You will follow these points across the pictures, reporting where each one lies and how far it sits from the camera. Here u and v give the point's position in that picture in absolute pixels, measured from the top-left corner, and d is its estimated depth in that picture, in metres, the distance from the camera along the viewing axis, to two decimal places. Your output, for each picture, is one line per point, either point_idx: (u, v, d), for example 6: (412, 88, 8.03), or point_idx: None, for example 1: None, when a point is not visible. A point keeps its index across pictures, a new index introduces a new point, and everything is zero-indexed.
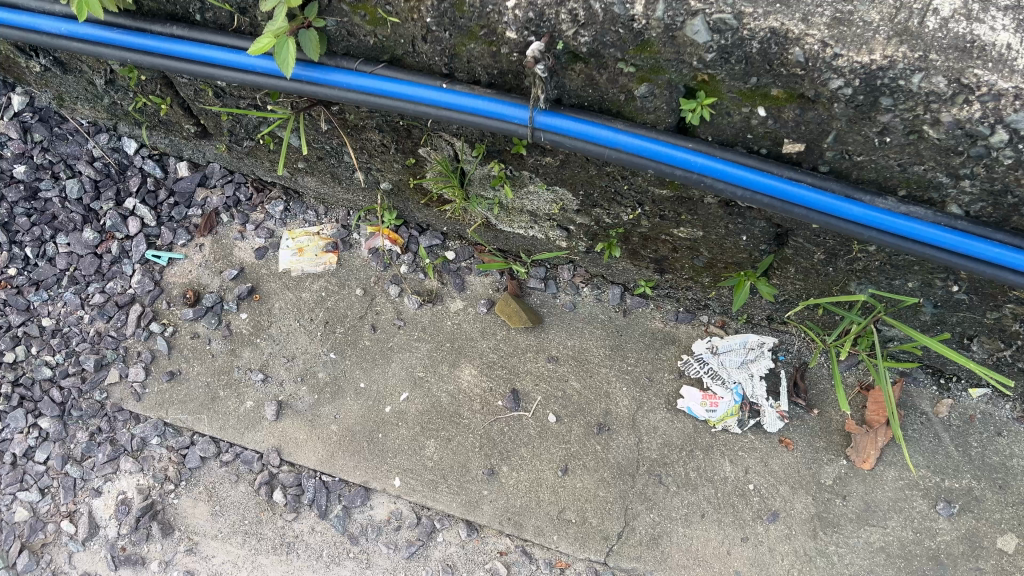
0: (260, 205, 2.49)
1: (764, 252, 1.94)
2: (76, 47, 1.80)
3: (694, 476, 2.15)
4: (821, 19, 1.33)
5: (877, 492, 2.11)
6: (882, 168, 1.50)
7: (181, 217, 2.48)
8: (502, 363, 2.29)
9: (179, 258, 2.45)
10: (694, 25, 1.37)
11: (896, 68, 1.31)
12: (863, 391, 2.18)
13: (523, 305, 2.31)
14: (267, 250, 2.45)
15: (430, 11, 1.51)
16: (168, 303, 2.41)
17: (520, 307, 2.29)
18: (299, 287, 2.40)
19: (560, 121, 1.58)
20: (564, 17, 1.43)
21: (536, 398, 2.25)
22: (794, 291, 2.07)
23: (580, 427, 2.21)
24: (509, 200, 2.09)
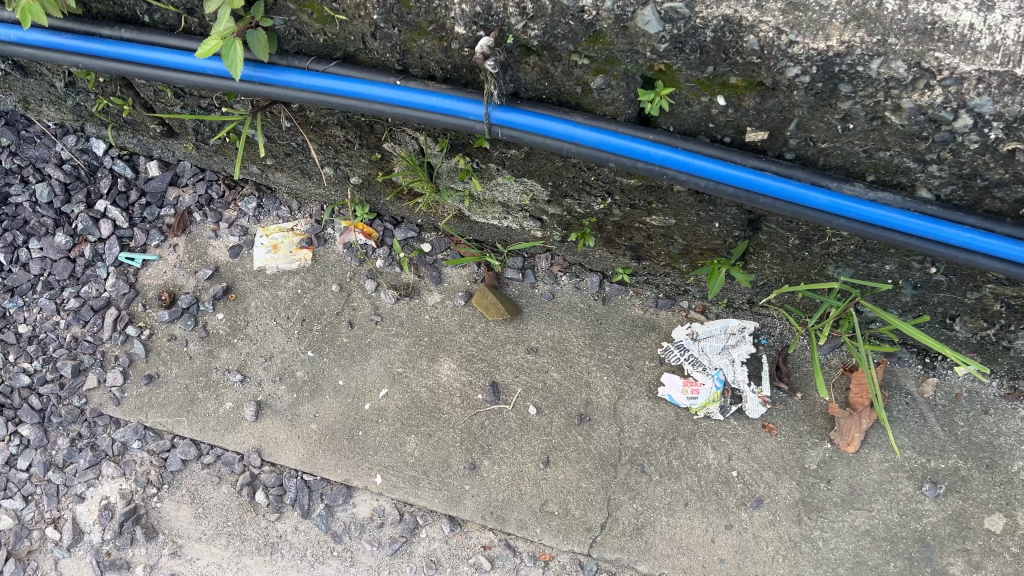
0: (232, 202, 2.46)
1: (739, 238, 1.90)
2: (24, 52, 1.75)
3: (677, 464, 2.13)
4: (775, 5, 1.29)
5: (862, 476, 2.09)
6: (848, 154, 1.46)
7: (154, 217, 2.46)
8: (481, 355, 2.26)
9: (153, 259, 2.43)
10: (645, 15, 1.33)
11: (853, 54, 1.27)
12: (847, 372, 2.15)
13: (500, 297, 2.27)
14: (242, 249, 2.41)
15: (377, 8, 1.46)
16: (144, 305, 2.39)
17: (497, 298, 2.26)
18: (275, 285, 2.37)
19: (517, 117, 1.53)
20: (512, 10, 1.38)
21: (516, 390, 2.22)
22: (773, 276, 2.03)
23: (561, 418, 2.19)
24: (479, 192, 2.05)
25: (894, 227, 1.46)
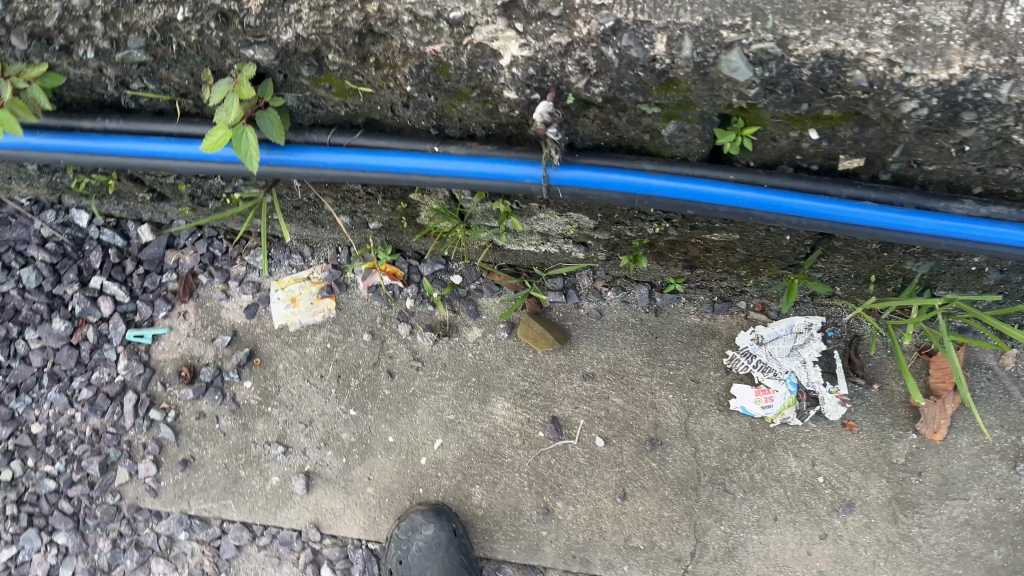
0: (238, 257, 2.23)
1: (810, 246, 1.75)
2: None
3: (760, 478, 2.03)
4: (882, 32, 1.11)
5: (954, 464, 1.98)
6: (957, 171, 1.31)
7: (156, 286, 2.24)
8: (536, 390, 2.11)
9: (164, 332, 2.22)
10: (731, 61, 1.14)
11: (979, 80, 1.10)
12: (922, 355, 2.01)
13: (546, 322, 2.11)
14: (258, 306, 2.22)
15: (410, 78, 1.27)
16: (163, 383, 2.20)
17: (544, 327, 2.10)
18: (301, 342, 2.20)
19: (581, 172, 1.35)
20: (572, 68, 1.20)
21: (579, 422, 2.09)
22: (842, 273, 1.89)
23: (631, 446, 2.06)
24: (517, 226, 1.86)
25: (1012, 245, 1.31)
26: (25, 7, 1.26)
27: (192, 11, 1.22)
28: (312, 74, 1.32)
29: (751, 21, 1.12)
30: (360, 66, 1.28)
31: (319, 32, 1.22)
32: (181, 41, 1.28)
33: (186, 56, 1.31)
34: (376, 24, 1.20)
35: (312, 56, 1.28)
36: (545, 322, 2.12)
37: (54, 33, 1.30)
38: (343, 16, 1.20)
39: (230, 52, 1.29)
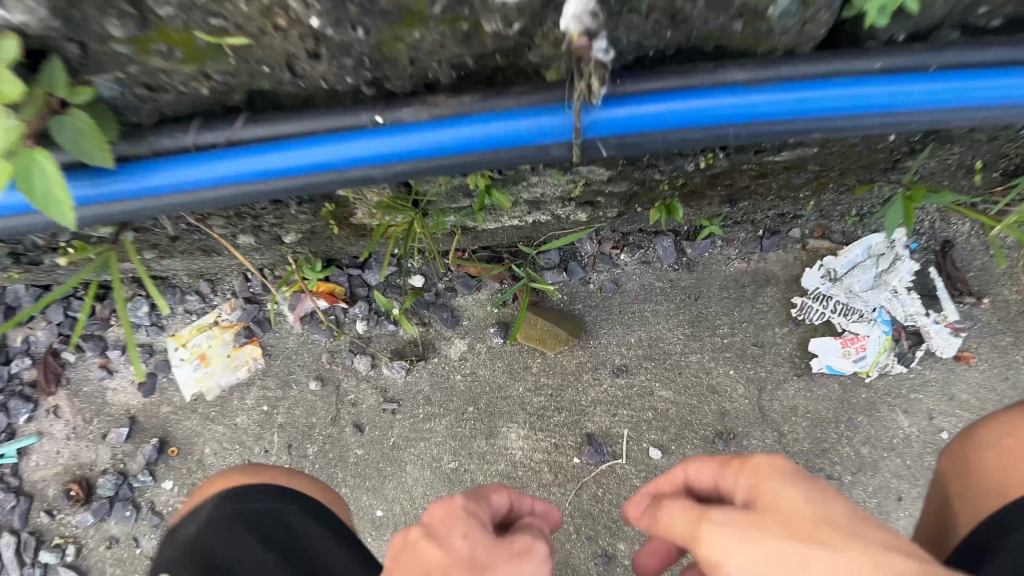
0: (112, 315, 1.61)
1: (917, 143, 1.24)
2: None
3: (868, 452, 1.56)
4: None
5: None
6: None
7: (7, 378, 1.60)
8: (556, 405, 1.59)
9: (32, 443, 1.61)
10: None
11: None
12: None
13: (547, 312, 1.58)
14: (157, 377, 1.63)
15: None
16: (49, 512, 1.60)
17: (549, 321, 1.57)
18: (229, 411, 1.63)
19: (643, 108, 0.82)
20: None
21: (623, 434, 1.57)
22: (942, 167, 1.37)
23: (695, 448, 1.56)
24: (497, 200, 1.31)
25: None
26: None
27: None
28: (130, 34, 0.77)
29: None
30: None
31: None
32: None
33: None
34: None
35: None
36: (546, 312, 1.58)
37: None
38: None
39: None
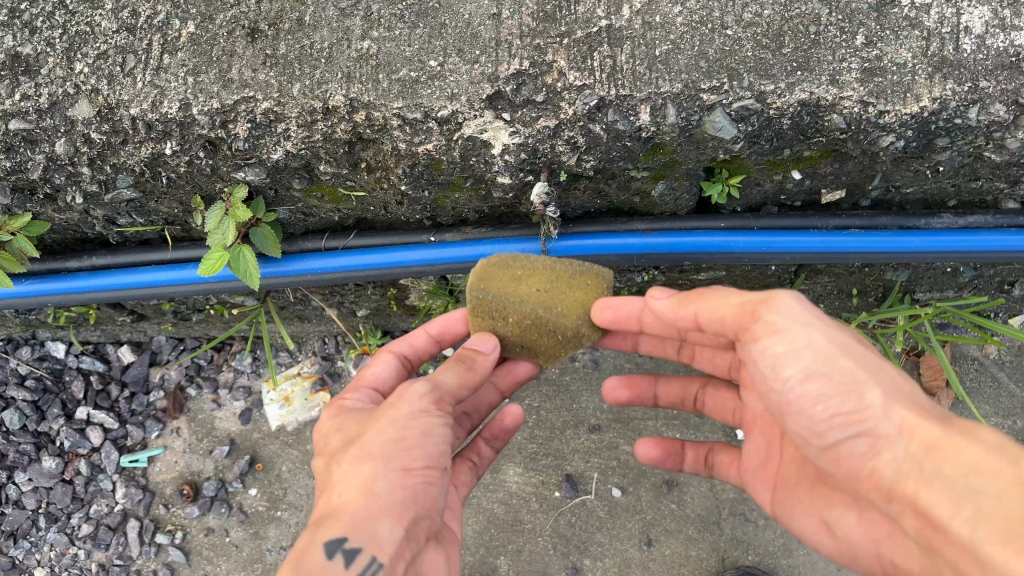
0: (225, 363, 2.15)
1: (795, 271, 1.81)
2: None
3: None
4: (851, 75, 1.17)
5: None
6: (933, 191, 1.38)
7: (144, 406, 2.14)
8: (545, 449, 1.85)
9: (159, 452, 2.11)
10: (715, 121, 1.19)
11: (948, 108, 1.16)
12: (910, 357, 1.99)
13: (573, 310, 1.24)
14: (252, 411, 2.11)
15: (403, 178, 1.31)
16: (165, 505, 2.08)
17: (568, 271, 1.27)
18: (302, 440, 2.07)
19: (579, 241, 1.38)
20: (562, 147, 1.24)
21: (594, 476, 1.83)
22: (826, 290, 1.92)
23: (648, 491, 1.81)
24: None
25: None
26: (9, 161, 1.28)
27: (181, 144, 1.25)
28: (303, 186, 1.34)
29: (727, 82, 1.17)
30: (352, 173, 1.32)
31: (308, 146, 1.26)
32: (170, 173, 1.30)
33: (176, 187, 1.34)
34: (365, 131, 1.24)
35: (302, 169, 1.30)
36: (567, 322, 1.22)
37: (40, 183, 1.32)
38: (331, 128, 1.24)
39: (221, 177, 1.31)
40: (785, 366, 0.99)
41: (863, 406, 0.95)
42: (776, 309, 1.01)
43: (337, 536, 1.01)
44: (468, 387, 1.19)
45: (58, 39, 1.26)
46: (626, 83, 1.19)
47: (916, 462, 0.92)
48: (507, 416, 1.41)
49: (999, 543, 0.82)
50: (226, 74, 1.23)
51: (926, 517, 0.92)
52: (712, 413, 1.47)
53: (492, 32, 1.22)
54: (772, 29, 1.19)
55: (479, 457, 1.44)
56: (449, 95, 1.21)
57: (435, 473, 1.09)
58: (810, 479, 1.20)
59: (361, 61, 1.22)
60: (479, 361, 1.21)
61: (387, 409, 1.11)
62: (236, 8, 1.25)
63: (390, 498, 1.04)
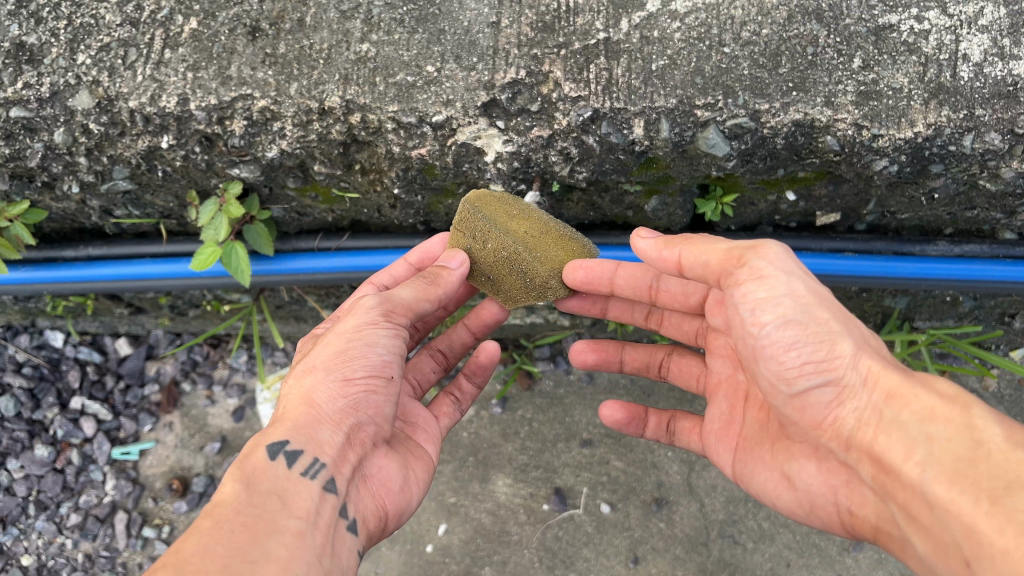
0: (220, 360, 2.15)
1: None
2: None
3: (768, 525, 1.76)
4: (847, 98, 1.17)
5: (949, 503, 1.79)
6: (928, 218, 1.37)
7: (139, 399, 2.15)
8: (536, 462, 1.84)
9: (151, 446, 2.12)
10: (709, 138, 1.18)
11: (943, 134, 1.16)
12: None
13: (552, 261, 1.22)
14: (245, 409, 2.11)
15: (396, 181, 1.31)
16: (154, 499, 2.07)
17: (559, 227, 1.26)
18: None
19: None
20: (555, 157, 1.25)
21: (583, 490, 1.81)
22: None
23: (637, 508, 1.79)
24: None
25: None
26: (7, 148, 1.28)
27: (177, 138, 1.26)
28: (297, 185, 1.35)
29: (722, 99, 1.18)
30: (346, 174, 1.32)
31: (303, 146, 1.26)
32: (166, 166, 1.31)
33: (171, 180, 1.35)
34: (360, 133, 1.25)
35: (297, 168, 1.31)
36: (540, 270, 1.21)
37: (38, 171, 1.32)
38: (326, 129, 1.25)
39: (216, 172, 1.32)
40: (764, 312, 0.97)
41: (833, 354, 0.96)
42: (762, 256, 0.98)
43: (281, 439, 1.06)
44: (429, 301, 1.20)
45: (63, 30, 1.27)
46: (620, 96, 1.19)
47: (876, 410, 0.94)
48: (482, 352, 1.40)
49: (947, 481, 0.86)
50: (225, 71, 1.24)
51: (879, 463, 0.95)
52: (677, 380, 1.46)
53: (490, 40, 1.23)
54: (769, 48, 1.19)
55: (461, 392, 1.44)
56: (444, 101, 1.22)
57: (380, 382, 1.11)
58: (769, 437, 1.18)
59: (359, 63, 1.23)
60: (443, 278, 1.20)
61: (338, 326, 1.14)
62: (238, 6, 1.26)
63: (332, 406, 1.07)
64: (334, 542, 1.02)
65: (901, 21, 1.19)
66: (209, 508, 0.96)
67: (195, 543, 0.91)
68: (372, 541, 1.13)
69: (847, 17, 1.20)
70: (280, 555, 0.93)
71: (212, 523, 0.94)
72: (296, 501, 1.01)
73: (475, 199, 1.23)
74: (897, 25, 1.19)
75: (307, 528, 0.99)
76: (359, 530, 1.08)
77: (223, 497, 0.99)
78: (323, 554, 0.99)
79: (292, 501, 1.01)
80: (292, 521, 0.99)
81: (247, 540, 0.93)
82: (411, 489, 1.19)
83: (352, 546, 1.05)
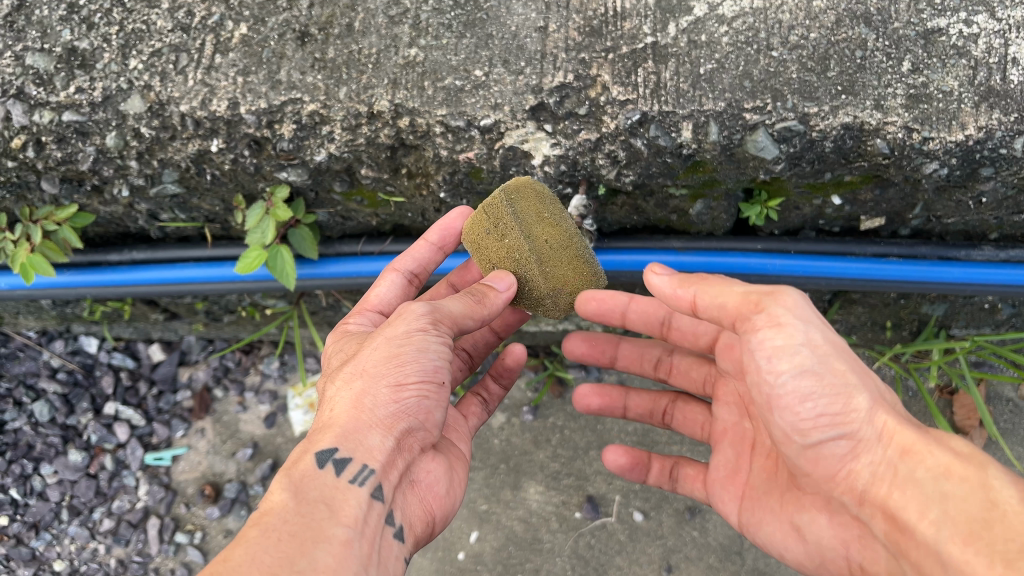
0: (252, 366, 2.13)
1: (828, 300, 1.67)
2: (34, 294, 1.51)
3: None
4: (896, 101, 1.17)
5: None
6: (971, 222, 1.37)
7: (171, 405, 2.13)
8: (568, 469, 1.82)
9: (182, 452, 2.10)
10: (758, 141, 1.19)
11: (994, 137, 1.16)
12: (944, 395, 1.90)
13: (558, 280, 1.21)
14: (276, 415, 2.09)
15: (443, 185, 1.32)
16: (186, 505, 2.06)
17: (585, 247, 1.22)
18: None
19: (616, 256, 1.38)
20: (602, 161, 1.25)
21: (615, 498, 1.80)
22: (859, 320, 1.88)
23: (670, 517, 1.77)
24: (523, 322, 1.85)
25: None
26: (59, 152, 1.30)
27: (227, 142, 1.28)
28: (344, 189, 1.36)
29: (771, 102, 1.18)
30: (392, 178, 1.33)
31: (351, 150, 1.27)
32: (214, 170, 1.33)
33: (219, 184, 1.36)
34: (408, 137, 1.26)
35: (344, 172, 1.32)
36: (542, 286, 1.20)
37: (89, 175, 1.34)
38: (375, 133, 1.26)
39: (263, 176, 1.33)
40: (780, 362, 0.94)
41: (849, 408, 0.94)
42: (781, 305, 0.95)
43: (330, 447, 1.02)
44: (474, 319, 1.14)
45: (114, 35, 1.29)
46: (669, 99, 1.20)
47: (890, 465, 0.94)
48: (509, 355, 1.37)
49: (961, 541, 0.84)
50: (275, 75, 1.25)
51: (893, 520, 0.94)
52: (681, 428, 1.44)
53: (538, 44, 1.24)
54: (818, 52, 1.20)
55: (488, 393, 1.44)
56: (492, 105, 1.23)
57: (432, 387, 1.07)
58: (777, 487, 1.16)
59: (408, 67, 1.24)
60: (490, 299, 1.15)
61: (387, 328, 1.10)
62: (288, 11, 1.27)
63: (382, 410, 1.04)
64: (380, 550, 1.00)
65: (950, 25, 1.20)
66: (257, 517, 0.95)
67: (244, 552, 0.90)
68: (419, 546, 1.13)
69: (896, 20, 1.20)
70: (328, 566, 0.91)
71: (262, 532, 0.93)
72: (344, 507, 0.99)
73: (515, 187, 1.16)
74: (946, 29, 1.19)
75: (355, 535, 0.97)
76: (405, 537, 1.06)
77: (271, 506, 0.97)
78: (369, 563, 0.97)
79: (340, 508, 0.98)
80: (340, 528, 0.96)
81: (295, 551, 0.91)
82: (456, 492, 1.18)
83: (398, 553, 1.03)
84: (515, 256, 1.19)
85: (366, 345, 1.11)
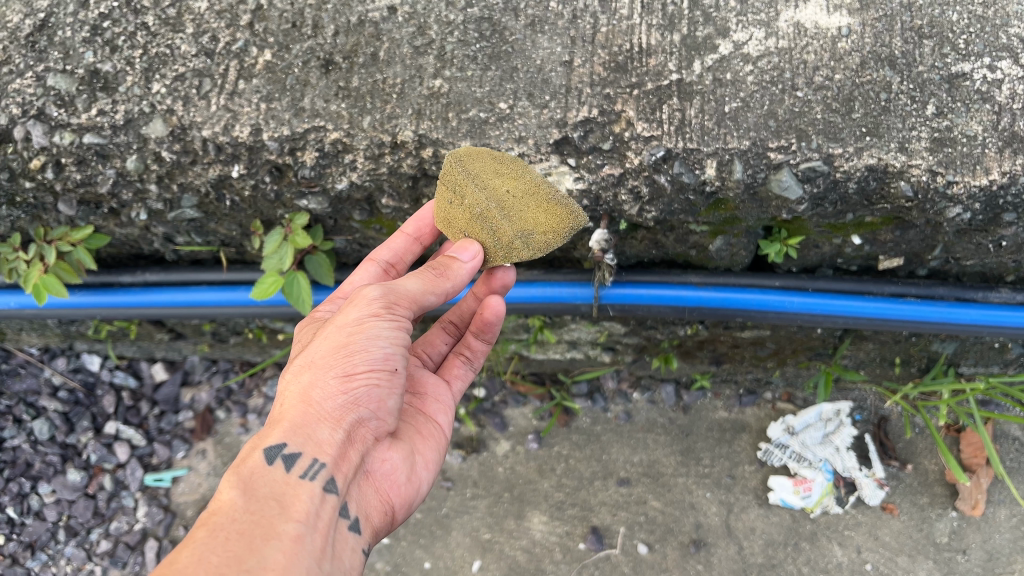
0: (255, 388, 2.06)
1: (840, 334, 1.65)
2: (42, 313, 1.50)
3: (808, 572, 1.70)
4: (921, 144, 1.17)
5: (998, 538, 1.69)
6: (987, 265, 1.37)
7: (172, 425, 2.05)
8: (573, 499, 1.78)
9: (182, 473, 2.01)
10: (782, 180, 1.19)
11: (1018, 183, 1.16)
12: (950, 432, 1.74)
13: (530, 221, 1.12)
14: None
15: None
16: (184, 528, 1.98)
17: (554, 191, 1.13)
18: None
19: (634, 289, 1.38)
20: (625, 196, 1.25)
21: (620, 530, 1.75)
22: None
23: (675, 550, 1.73)
24: (531, 350, 1.82)
25: None
26: (78, 174, 1.29)
27: (248, 168, 1.27)
28: (363, 218, 1.36)
29: (796, 142, 1.18)
30: (413, 208, 1.33)
31: (373, 178, 1.27)
32: (234, 196, 1.32)
33: (238, 210, 1.36)
34: (431, 168, 1.26)
35: (364, 201, 1.33)
36: (507, 231, 1.11)
37: (107, 198, 1.33)
38: (397, 162, 1.26)
39: (284, 203, 1.33)
40: None
41: None
42: None
43: (278, 442, 0.98)
44: (436, 293, 1.07)
45: (138, 59, 1.28)
46: (693, 136, 1.20)
47: None
48: (487, 309, 1.24)
49: None
50: (298, 102, 1.25)
51: None
52: None
53: (562, 79, 1.24)
54: (842, 93, 1.20)
55: (471, 352, 1.32)
56: (516, 138, 1.23)
57: (384, 375, 1.01)
58: None
59: (432, 98, 1.24)
60: (450, 271, 1.08)
61: (338, 317, 1.04)
62: (313, 39, 1.27)
63: (330, 403, 0.99)
64: (335, 543, 0.97)
65: (974, 70, 1.20)
66: (204, 517, 0.91)
67: (190, 554, 0.86)
68: (378, 536, 1.09)
69: (920, 64, 1.21)
70: (278, 564, 0.87)
71: (209, 532, 0.89)
72: (295, 503, 0.94)
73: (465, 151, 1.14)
74: (970, 73, 1.20)
75: (306, 531, 0.93)
76: (361, 529, 1.03)
77: (219, 505, 0.92)
78: (322, 558, 0.93)
79: (290, 503, 0.94)
80: (290, 525, 0.92)
81: (243, 550, 0.87)
82: (419, 478, 1.13)
83: (354, 546, 1.00)
84: (478, 212, 1.12)
85: (317, 335, 1.05)
